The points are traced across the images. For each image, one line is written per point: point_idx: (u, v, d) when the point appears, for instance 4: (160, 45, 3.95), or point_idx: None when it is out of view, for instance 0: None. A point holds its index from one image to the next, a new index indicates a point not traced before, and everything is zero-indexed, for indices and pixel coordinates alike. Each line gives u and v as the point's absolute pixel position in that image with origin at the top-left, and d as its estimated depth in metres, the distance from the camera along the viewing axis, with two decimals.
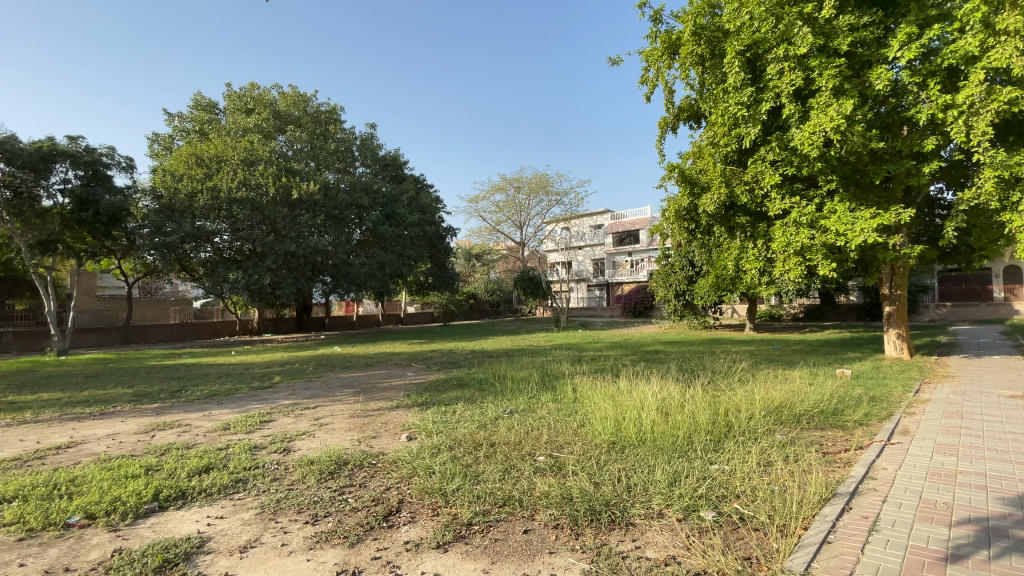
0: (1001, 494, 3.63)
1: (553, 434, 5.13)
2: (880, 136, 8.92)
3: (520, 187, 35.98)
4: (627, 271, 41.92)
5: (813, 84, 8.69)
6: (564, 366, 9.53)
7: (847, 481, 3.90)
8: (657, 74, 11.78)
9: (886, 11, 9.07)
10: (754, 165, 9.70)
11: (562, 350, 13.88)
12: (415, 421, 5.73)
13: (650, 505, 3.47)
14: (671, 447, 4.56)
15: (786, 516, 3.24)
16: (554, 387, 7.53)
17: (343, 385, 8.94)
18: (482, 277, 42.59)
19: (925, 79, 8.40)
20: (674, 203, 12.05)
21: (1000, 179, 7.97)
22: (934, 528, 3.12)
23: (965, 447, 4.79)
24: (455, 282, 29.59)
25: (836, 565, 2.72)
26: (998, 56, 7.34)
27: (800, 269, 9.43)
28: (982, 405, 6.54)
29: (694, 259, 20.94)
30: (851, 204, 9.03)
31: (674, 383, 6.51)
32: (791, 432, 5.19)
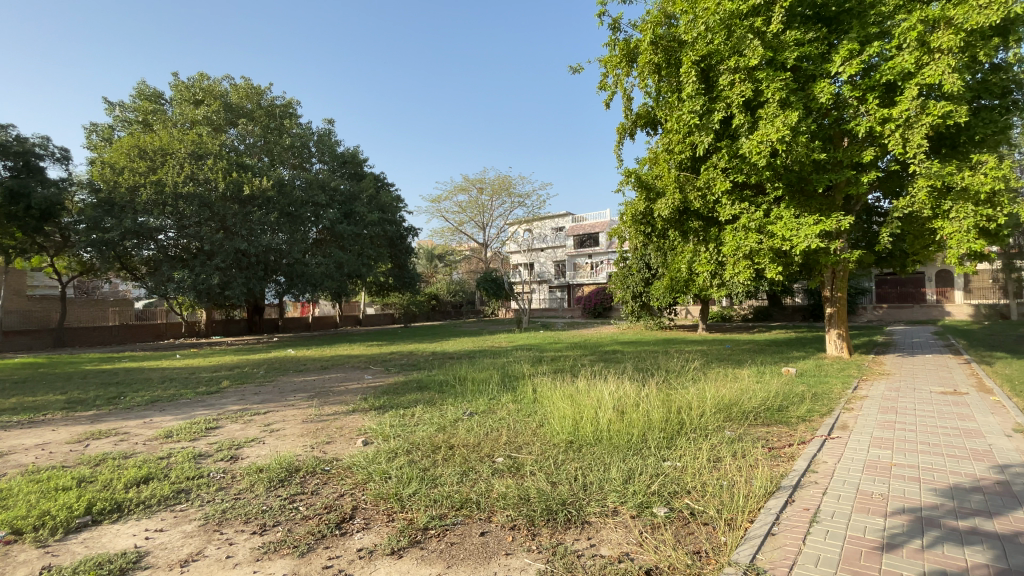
0: (932, 486, 3.90)
1: (512, 435, 5.13)
2: (823, 146, 9.43)
3: (482, 188, 35.91)
4: (588, 273, 42.58)
5: (761, 96, 9.09)
6: (524, 367, 9.56)
7: (791, 475, 4.10)
8: (616, 81, 12.05)
9: (829, 28, 9.61)
10: (707, 172, 10.08)
11: (522, 351, 13.94)
12: (371, 426, 5.61)
13: (605, 503, 3.53)
14: (626, 444, 4.66)
15: (733, 510, 3.37)
16: (514, 389, 7.55)
17: (297, 389, 8.65)
18: (443, 278, 42.24)
19: (865, 94, 8.92)
20: (632, 208, 12.34)
21: (930, 190, 8.58)
22: (869, 518, 3.32)
23: (899, 441, 5.12)
24: (416, 283, 29.21)
25: (779, 556, 2.84)
26: (932, 72, 7.89)
27: (749, 272, 9.89)
28: (914, 401, 7.01)
29: (651, 262, 21.53)
30: (795, 211, 9.51)
31: (630, 383, 6.66)
32: (739, 429, 5.42)
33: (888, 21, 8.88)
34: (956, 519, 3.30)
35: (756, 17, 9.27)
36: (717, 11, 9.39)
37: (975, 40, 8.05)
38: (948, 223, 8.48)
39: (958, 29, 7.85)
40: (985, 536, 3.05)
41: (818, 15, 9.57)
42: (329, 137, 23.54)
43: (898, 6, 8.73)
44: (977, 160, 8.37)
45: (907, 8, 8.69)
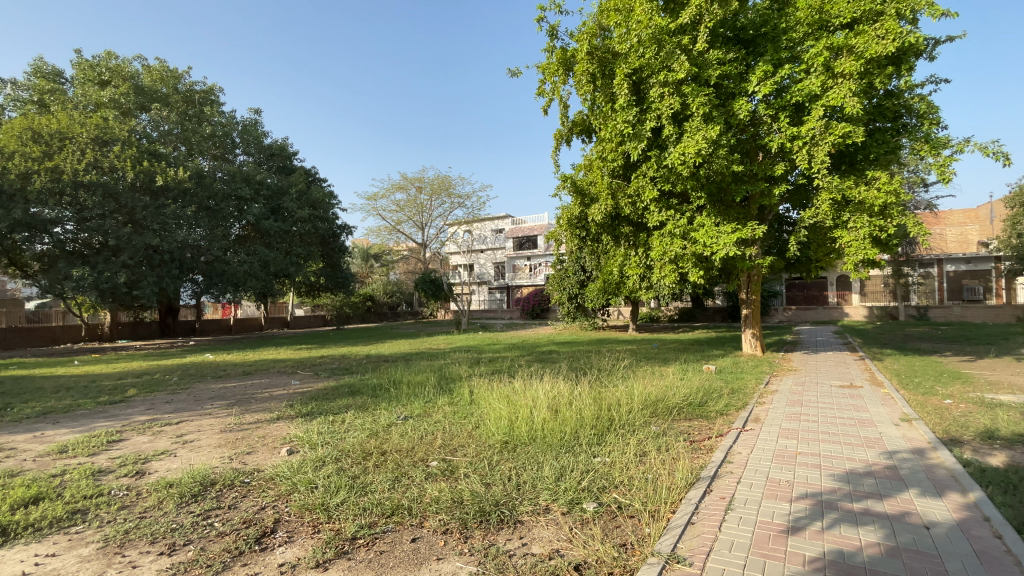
0: (830, 471, 4.31)
1: (446, 438, 5.09)
2: (741, 159, 10.14)
3: (421, 187, 35.35)
4: (526, 275, 43.13)
5: (687, 109, 9.64)
6: (460, 369, 9.49)
7: (709, 466, 4.38)
8: (553, 88, 12.33)
9: (748, 50, 10.39)
10: (636, 180, 10.56)
11: (460, 353, 13.85)
12: (297, 433, 5.36)
13: (537, 501, 3.59)
14: (559, 442, 4.77)
15: (657, 502, 3.55)
16: (451, 391, 7.49)
17: (215, 397, 8.06)
18: (379, 278, 41.10)
19: (777, 112, 9.70)
20: (568, 212, 12.66)
21: (832, 203, 9.48)
22: (777, 504, 3.60)
23: (803, 431, 5.62)
24: (350, 283, 28.24)
25: (697, 543, 3.02)
26: (835, 96, 8.72)
27: (674, 275, 10.50)
28: (816, 394, 7.72)
29: (586, 265, 22.16)
30: (716, 219, 10.15)
31: (563, 382, 6.82)
32: (664, 424, 5.70)
33: (798, 46, 9.69)
34: (851, 501, 3.66)
35: (682, 35, 9.83)
36: (648, 26, 9.83)
37: (871, 69, 8.99)
38: (846, 232, 9.41)
39: (859, 56, 8.80)
40: (874, 516, 3.41)
41: (738, 37, 10.42)
42: (256, 128, 22.22)
43: (806, 34, 9.56)
44: (870, 177, 9.35)
45: (814, 36, 9.54)
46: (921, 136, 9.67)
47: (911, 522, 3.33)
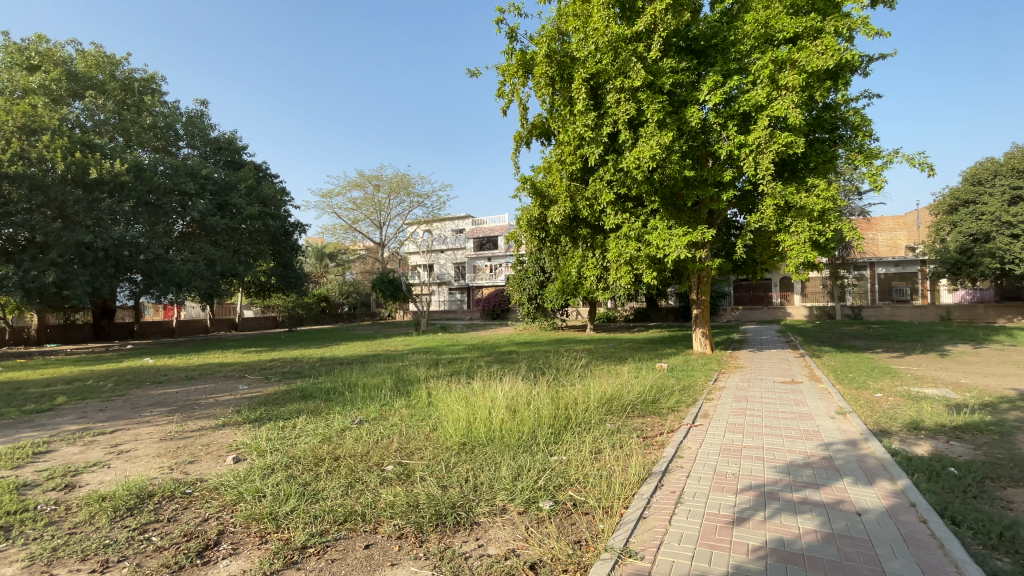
0: (773, 463, 4.54)
1: (403, 441, 5.02)
2: (692, 165, 10.53)
3: (379, 185, 34.68)
4: (487, 275, 43.12)
5: (642, 116, 9.91)
6: (418, 371, 9.36)
7: (661, 461, 4.53)
8: (512, 89, 12.38)
9: (699, 60, 10.80)
10: (594, 183, 10.79)
11: (418, 355, 13.68)
12: (245, 440, 5.14)
13: (494, 502, 3.60)
14: (517, 442, 4.79)
15: (611, 498, 3.63)
16: (408, 393, 7.38)
17: (155, 404, 7.61)
18: (335, 278, 40.00)
19: (726, 121, 10.13)
20: (528, 213, 12.76)
21: (776, 208, 9.99)
22: (724, 496, 3.76)
23: (748, 426, 5.89)
24: (303, 283, 27.36)
25: (649, 537, 3.11)
26: (779, 107, 9.17)
27: (629, 276, 10.79)
28: (761, 390, 8.12)
29: (545, 266, 22.39)
30: (668, 222, 10.49)
31: (522, 382, 6.85)
32: (618, 421, 5.84)
33: (745, 58, 10.13)
34: (791, 491, 3.87)
35: (638, 42, 10.10)
36: (605, 33, 10.03)
37: (812, 82, 9.53)
38: (788, 237, 9.95)
39: (801, 70, 9.30)
40: (811, 505, 3.62)
41: (690, 47, 10.82)
42: (201, 120, 21.13)
43: (753, 47, 10.02)
44: (811, 185, 9.91)
45: (760, 50, 10.01)
46: (855, 147, 10.34)
47: (845, 509, 3.56)
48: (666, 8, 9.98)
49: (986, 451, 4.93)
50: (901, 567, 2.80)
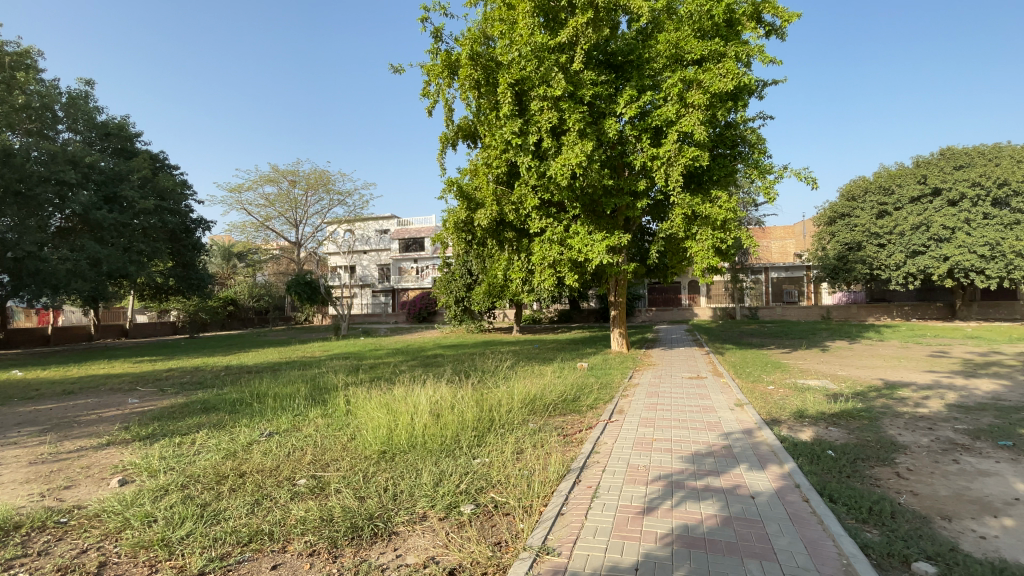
0: (679, 454, 4.87)
1: (317, 453, 4.77)
2: (611, 174, 11.05)
3: (295, 181, 32.77)
4: (412, 277, 42.30)
5: (564, 125, 10.25)
6: (336, 378, 8.97)
7: (579, 457, 4.69)
8: (438, 89, 12.27)
9: (617, 75, 11.37)
10: (519, 188, 10.98)
11: (338, 360, 13.11)
12: (134, 460, 4.63)
13: (414, 510, 3.53)
14: (439, 447, 4.73)
15: (531, 497, 3.70)
16: (325, 401, 7.04)
17: (22, 423, 6.62)
18: (245, 279, 37.26)
19: (641, 133, 10.75)
20: (455, 215, 12.69)
21: (684, 217, 10.75)
22: (635, 488, 3.97)
23: (659, 420, 6.28)
24: (208, 284, 25.18)
25: (565, 533, 3.20)
26: (687, 123, 9.90)
27: (553, 279, 11.10)
28: (671, 386, 8.68)
29: (472, 268, 22.37)
30: (589, 228, 10.93)
31: (446, 385, 6.77)
32: (540, 421, 5.97)
33: (658, 76, 10.82)
34: (695, 479, 4.17)
35: (560, 53, 10.43)
36: (529, 41, 10.23)
37: (715, 102, 10.32)
38: (694, 243, 10.72)
39: (705, 90, 10.05)
40: (712, 491, 3.93)
41: (609, 62, 11.39)
42: (86, 102, 18.80)
43: (665, 65, 10.70)
44: (714, 197, 10.78)
45: (670, 68, 10.70)
46: (752, 163, 11.41)
47: (741, 493, 3.90)
48: (587, 22, 10.40)
49: (857, 434, 5.63)
50: (788, 543, 3.11)
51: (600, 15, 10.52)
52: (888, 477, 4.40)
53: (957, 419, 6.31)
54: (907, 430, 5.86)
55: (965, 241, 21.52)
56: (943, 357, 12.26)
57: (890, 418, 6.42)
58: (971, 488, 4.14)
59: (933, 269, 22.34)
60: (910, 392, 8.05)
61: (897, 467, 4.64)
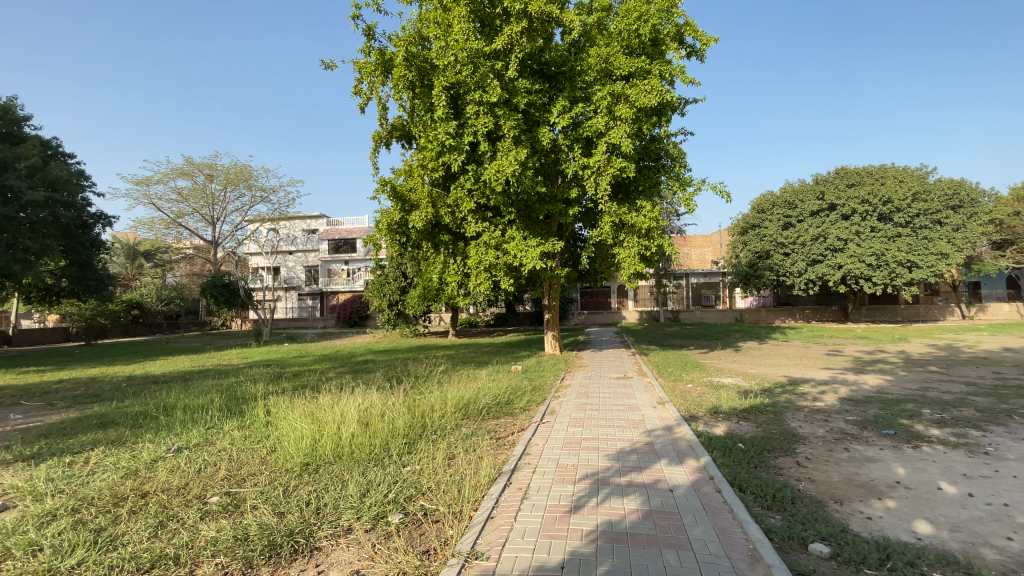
0: (606, 452, 5.06)
1: (232, 468, 4.47)
2: (544, 181, 11.30)
3: (212, 175, 30.49)
4: (343, 280, 40.67)
5: (499, 130, 10.36)
6: (256, 387, 8.45)
7: (510, 459, 4.75)
8: (371, 88, 11.95)
9: (551, 85, 11.65)
10: (455, 192, 10.97)
11: (259, 368, 12.34)
12: (14, 483, 4.09)
13: (338, 523, 3.40)
14: (367, 457, 4.58)
15: (461, 502, 3.70)
16: (243, 412, 6.60)
17: None
18: (153, 281, 34.09)
19: (573, 143, 11.10)
20: (387, 216, 12.40)
21: (612, 225, 11.22)
22: (564, 487, 4.08)
23: (588, 420, 6.49)
24: (108, 286, 22.78)
25: (494, 537, 3.22)
26: (615, 135, 10.33)
27: (488, 283, 11.14)
28: (599, 386, 9.02)
29: (406, 271, 21.96)
30: (524, 233, 11.11)
31: (376, 392, 6.57)
32: (473, 425, 5.97)
33: (589, 88, 11.21)
34: (619, 476, 4.36)
35: (495, 60, 10.48)
36: (464, 46, 10.22)
37: (641, 117, 10.83)
38: (621, 250, 11.22)
39: (631, 105, 10.51)
40: (636, 487, 4.12)
41: (543, 71, 11.65)
42: None
43: (595, 79, 11.11)
44: (639, 207, 11.33)
45: (600, 82, 11.14)
46: (674, 175, 12.13)
47: (661, 487, 4.12)
48: (521, 31, 10.59)
49: (764, 428, 6.13)
50: (702, 532, 3.34)
51: (534, 25, 10.78)
52: (790, 466, 4.84)
53: (848, 411, 7.06)
54: (807, 423, 6.47)
55: (855, 251, 24.13)
56: (837, 355, 13.65)
57: (793, 411, 7.06)
58: (859, 474, 4.65)
59: (830, 276, 24.84)
60: (810, 387, 8.90)
61: (797, 457, 5.11)
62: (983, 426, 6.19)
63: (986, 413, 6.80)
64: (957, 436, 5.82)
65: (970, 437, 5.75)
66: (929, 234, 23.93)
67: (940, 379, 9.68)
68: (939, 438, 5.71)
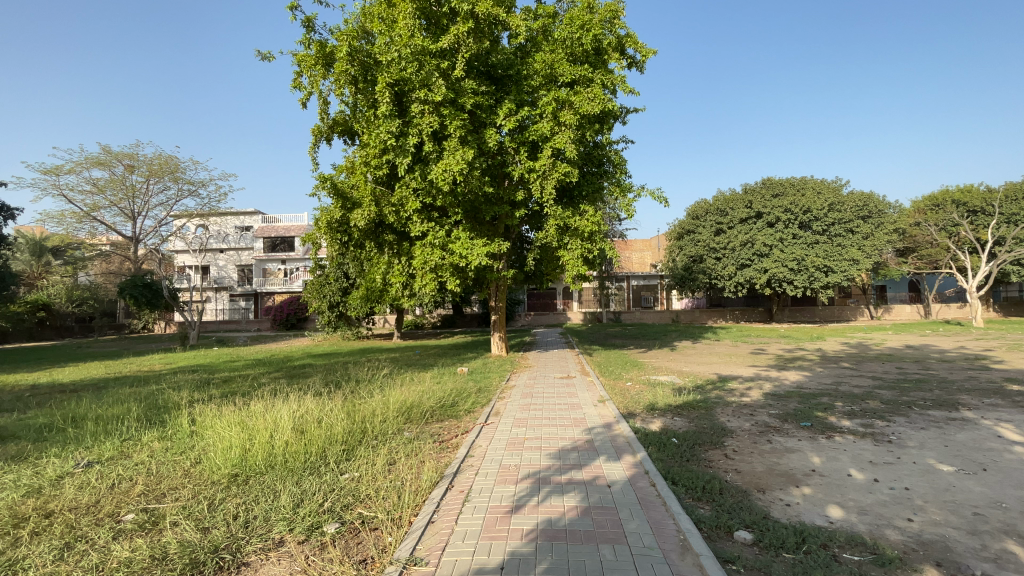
0: (548, 451, 5.15)
1: (152, 483, 4.15)
2: (491, 183, 11.30)
3: (133, 165, 28.18)
4: (280, 280, 38.40)
5: (445, 130, 10.26)
6: (180, 395, 7.88)
7: (453, 462, 4.72)
8: (311, 82, 11.51)
9: (499, 88, 11.68)
10: (400, 190, 10.79)
11: (184, 374, 11.49)
12: None
13: (269, 536, 3.24)
14: (302, 466, 4.40)
15: (401, 508, 3.63)
16: (164, 422, 6.14)
17: None
18: (61, 280, 30.93)
19: (519, 146, 11.17)
20: (328, 214, 11.99)
21: (557, 228, 11.43)
22: (505, 487, 4.11)
23: (531, 419, 6.58)
24: (8, 285, 20.45)
25: (434, 542, 3.19)
26: (559, 141, 10.54)
27: (434, 284, 11.01)
28: (544, 386, 9.19)
29: (348, 271, 21.30)
30: (470, 234, 11.06)
31: (313, 398, 6.34)
32: (416, 429, 5.88)
33: (535, 93, 11.36)
34: (560, 474, 4.44)
35: (442, 59, 10.36)
36: (409, 43, 10.05)
37: (584, 123, 11.11)
38: (566, 252, 11.44)
39: (575, 111, 10.76)
40: (575, 484, 4.22)
41: (490, 74, 11.67)
42: None
43: (540, 84, 11.33)
44: (582, 211, 11.62)
45: (545, 87, 11.38)
46: (615, 181, 12.53)
47: (599, 484, 4.25)
48: (468, 32, 10.53)
49: (696, 422, 6.46)
50: (637, 526, 3.46)
51: (481, 26, 10.76)
52: (719, 458, 5.14)
53: (772, 406, 7.59)
54: (734, 417, 6.89)
55: (779, 257, 25.93)
56: (763, 354, 14.61)
57: (723, 406, 7.49)
58: (781, 463, 5.01)
59: (757, 280, 26.56)
60: (738, 384, 9.49)
61: (725, 449, 5.43)
62: (887, 417, 6.84)
63: (889, 405, 7.52)
64: (865, 426, 6.40)
65: (876, 427, 6.34)
66: (842, 241, 26.11)
67: (851, 374, 10.59)
68: (849, 428, 6.26)
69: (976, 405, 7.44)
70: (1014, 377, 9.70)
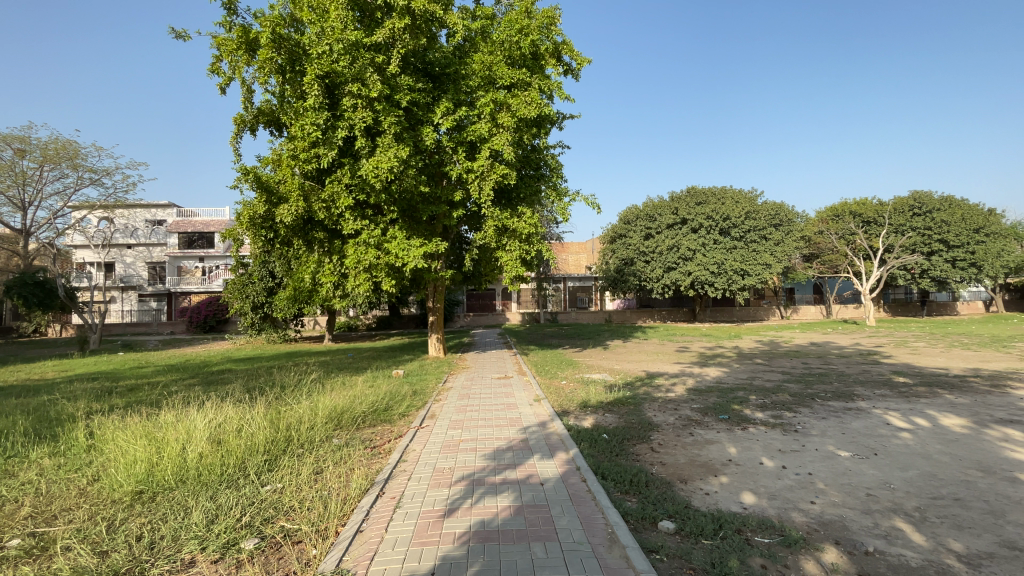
0: (483, 453, 5.13)
1: (40, 503, 3.72)
2: (428, 182, 11.13)
3: (24, 150, 25.05)
4: (197, 280, 35.79)
5: (379, 126, 9.98)
6: (74, 406, 7.09)
7: (385, 469, 4.59)
8: (232, 67, 10.80)
9: (436, 85, 11.55)
10: (331, 185, 10.37)
11: (82, 383, 10.34)
12: None
13: (177, 557, 3.00)
14: (218, 479, 4.10)
15: (327, 519, 3.48)
16: (55, 438, 5.47)
17: None
18: None
19: (457, 145, 11.06)
20: (250, 210, 11.33)
21: (495, 228, 11.45)
22: (438, 491, 4.06)
23: (468, 421, 6.53)
24: None
25: (362, 551, 3.09)
26: (497, 142, 10.59)
27: (368, 284, 10.69)
28: (481, 386, 9.20)
29: (275, 270, 20.20)
30: (406, 233, 10.82)
31: (234, 406, 5.92)
32: (346, 435, 5.67)
33: (473, 93, 11.31)
34: (494, 475, 4.45)
35: (376, 53, 10.07)
36: (342, 36, 9.69)
37: (522, 126, 11.25)
38: (504, 253, 11.48)
39: (513, 114, 10.86)
40: (508, 484, 4.25)
41: (427, 71, 11.51)
42: None
43: (478, 84, 11.31)
44: (520, 213, 11.74)
45: (483, 88, 11.35)
46: (552, 184, 12.70)
47: (532, 482, 4.31)
48: (404, 28, 10.32)
49: (626, 418, 6.74)
50: (567, 522, 3.54)
51: (417, 23, 10.57)
52: (645, 452, 5.38)
53: (695, 400, 8.06)
54: (660, 412, 7.25)
55: (702, 260, 27.56)
56: (686, 351, 15.52)
57: (650, 402, 7.85)
58: (701, 454, 5.33)
59: (682, 282, 28.07)
60: (664, 380, 9.99)
61: (652, 443, 5.69)
62: (794, 408, 7.48)
63: (796, 398, 8.20)
64: (775, 417, 6.95)
65: (785, 418, 6.92)
66: (757, 247, 28.22)
67: (764, 370, 11.49)
68: (762, 420, 6.78)
69: (869, 396, 8.32)
70: (900, 370, 10.94)
